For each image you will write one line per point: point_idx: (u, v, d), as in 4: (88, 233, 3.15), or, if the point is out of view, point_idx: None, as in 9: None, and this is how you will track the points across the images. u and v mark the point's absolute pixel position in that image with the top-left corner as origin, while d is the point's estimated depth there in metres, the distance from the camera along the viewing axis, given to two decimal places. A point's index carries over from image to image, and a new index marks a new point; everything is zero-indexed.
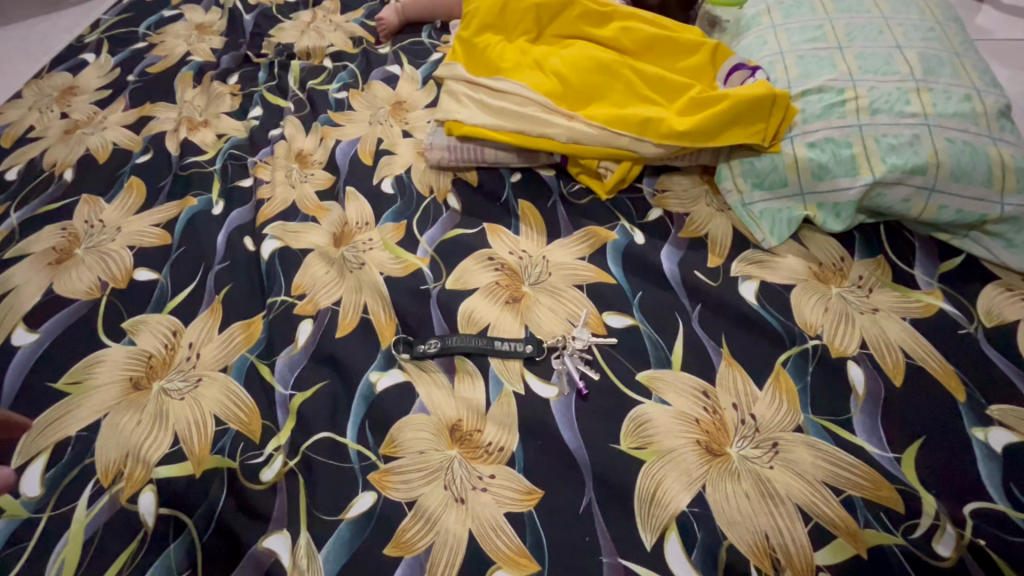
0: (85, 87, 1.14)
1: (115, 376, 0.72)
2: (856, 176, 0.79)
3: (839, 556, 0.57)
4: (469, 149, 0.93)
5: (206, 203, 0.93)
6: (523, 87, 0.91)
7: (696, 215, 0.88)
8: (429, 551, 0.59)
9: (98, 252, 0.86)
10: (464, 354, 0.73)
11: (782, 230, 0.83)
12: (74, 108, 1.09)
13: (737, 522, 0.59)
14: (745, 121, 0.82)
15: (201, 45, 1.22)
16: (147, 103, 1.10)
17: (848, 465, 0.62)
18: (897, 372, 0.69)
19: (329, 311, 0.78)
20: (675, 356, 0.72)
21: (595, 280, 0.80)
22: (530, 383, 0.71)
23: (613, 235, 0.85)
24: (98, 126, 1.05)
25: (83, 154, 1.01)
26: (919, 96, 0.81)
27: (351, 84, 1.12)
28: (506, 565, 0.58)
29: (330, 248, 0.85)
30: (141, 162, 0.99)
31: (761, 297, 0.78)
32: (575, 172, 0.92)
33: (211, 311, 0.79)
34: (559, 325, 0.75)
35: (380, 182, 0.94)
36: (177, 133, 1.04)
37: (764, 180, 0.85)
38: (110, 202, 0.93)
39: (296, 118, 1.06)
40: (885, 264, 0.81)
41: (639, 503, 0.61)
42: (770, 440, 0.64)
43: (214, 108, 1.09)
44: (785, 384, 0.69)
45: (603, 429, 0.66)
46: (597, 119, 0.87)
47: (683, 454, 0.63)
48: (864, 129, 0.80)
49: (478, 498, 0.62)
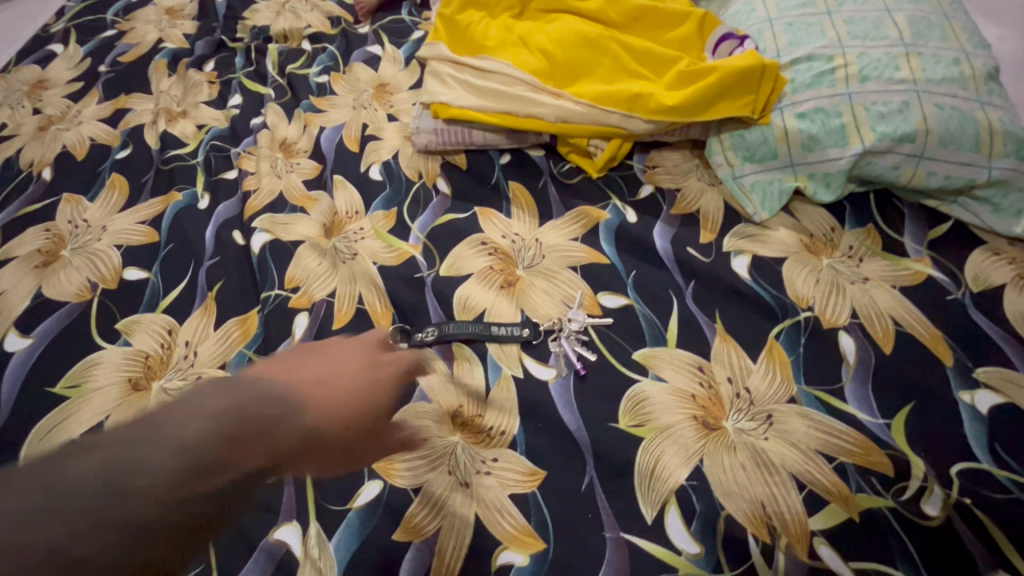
0: (55, 80, 1.10)
1: (114, 378, 0.72)
2: (846, 146, 0.79)
3: (832, 520, 0.59)
4: (457, 132, 0.91)
5: (192, 197, 0.91)
6: (509, 66, 0.89)
7: (688, 191, 0.88)
8: (437, 535, 0.60)
9: (85, 253, 0.84)
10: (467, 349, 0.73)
11: (773, 202, 0.83)
12: (46, 103, 1.06)
13: (734, 492, 0.61)
14: (733, 93, 0.82)
15: (174, 30, 1.18)
16: (123, 94, 1.07)
17: (839, 432, 0.64)
18: (887, 340, 0.71)
19: (325, 303, 0.78)
20: (670, 333, 0.73)
21: (589, 261, 0.80)
22: (529, 366, 0.72)
23: (605, 214, 0.85)
24: (74, 121, 1.02)
25: (61, 151, 0.98)
26: (909, 61, 0.80)
27: (332, 67, 1.09)
28: (512, 544, 0.59)
29: (320, 239, 0.85)
30: (121, 157, 0.97)
31: (752, 271, 0.78)
32: (564, 151, 0.91)
33: (206, 308, 0.79)
34: (555, 307, 0.76)
35: (368, 169, 0.93)
36: (156, 125, 1.01)
37: (754, 152, 0.85)
38: (93, 201, 0.91)
39: (278, 105, 1.04)
40: (875, 233, 0.82)
41: (638, 478, 0.63)
42: (764, 412, 0.66)
43: (192, 98, 1.06)
44: (778, 357, 0.70)
45: (601, 409, 0.68)
46: (585, 96, 0.86)
47: (680, 430, 0.65)
48: (854, 97, 0.80)
49: (482, 481, 0.63)
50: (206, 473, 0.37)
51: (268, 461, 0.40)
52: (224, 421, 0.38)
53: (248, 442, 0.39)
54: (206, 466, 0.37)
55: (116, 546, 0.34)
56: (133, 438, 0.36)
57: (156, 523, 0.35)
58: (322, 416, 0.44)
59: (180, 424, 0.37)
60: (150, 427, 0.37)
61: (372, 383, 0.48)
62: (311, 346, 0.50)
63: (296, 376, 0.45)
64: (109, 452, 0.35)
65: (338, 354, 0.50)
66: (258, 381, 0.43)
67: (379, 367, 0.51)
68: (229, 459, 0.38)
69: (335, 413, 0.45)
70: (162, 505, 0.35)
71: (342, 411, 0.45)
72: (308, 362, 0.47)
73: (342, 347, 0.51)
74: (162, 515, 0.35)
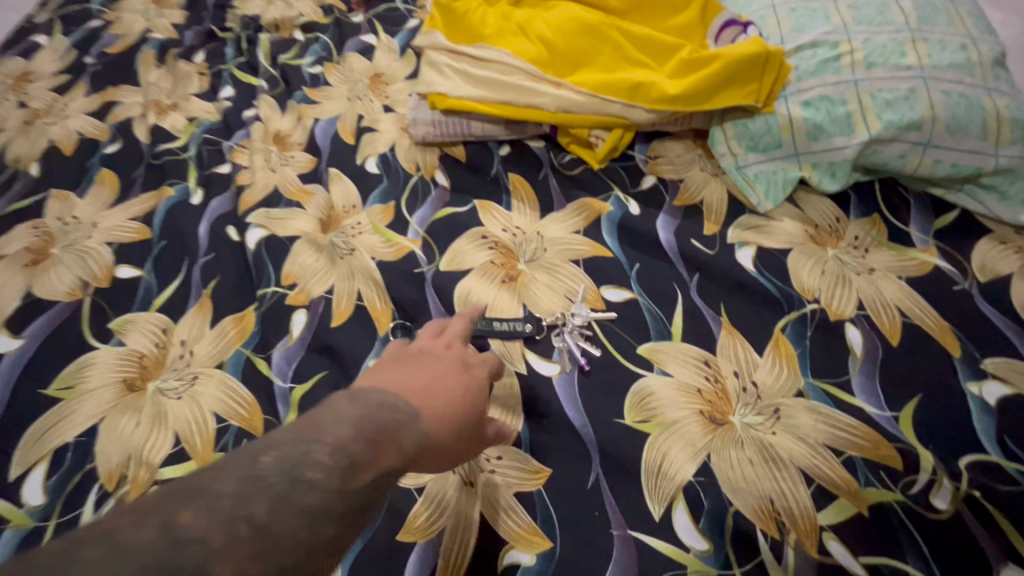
0: (40, 72, 1.07)
1: (108, 379, 0.71)
2: (852, 135, 0.78)
3: (841, 515, 0.58)
4: (455, 123, 0.89)
5: (185, 192, 0.89)
6: (507, 54, 0.87)
7: (691, 181, 0.86)
8: (442, 535, 0.59)
9: (75, 251, 0.82)
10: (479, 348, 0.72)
11: (777, 192, 0.82)
12: (31, 96, 1.02)
13: (742, 488, 0.60)
14: (737, 81, 0.80)
15: (161, 20, 1.15)
16: (110, 86, 1.04)
17: (847, 426, 0.63)
18: (893, 331, 0.70)
19: (323, 300, 0.77)
20: (675, 327, 0.72)
21: (591, 255, 0.79)
22: (532, 362, 0.71)
23: (607, 206, 0.84)
24: (60, 114, 1.00)
25: (48, 146, 0.95)
26: (915, 47, 0.79)
27: (326, 58, 1.07)
28: (518, 543, 0.59)
29: (317, 234, 0.83)
30: (110, 152, 0.94)
31: (758, 262, 0.77)
32: (565, 141, 0.89)
33: (201, 306, 0.77)
34: (557, 302, 0.75)
35: (364, 162, 0.91)
36: (145, 118, 0.99)
37: (758, 142, 0.83)
38: (82, 197, 0.89)
39: (270, 97, 1.01)
40: (881, 222, 0.81)
41: (645, 475, 0.62)
42: (771, 406, 0.65)
43: (182, 90, 1.03)
44: (784, 350, 0.69)
45: (606, 404, 0.67)
46: (585, 85, 0.84)
47: (686, 425, 0.64)
48: (860, 85, 0.78)
49: (487, 480, 0.62)
50: (360, 472, 0.36)
51: (403, 463, 0.39)
52: (362, 428, 0.38)
53: (384, 445, 0.38)
54: (359, 465, 0.36)
55: (297, 556, 0.31)
56: (287, 449, 0.34)
57: (325, 530, 0.33)
58: (433, 424, 0.45)
59: (325, 433, 0.36)
60: (299, 437, 0.35)
61: (467, 389, 0.51)
62: (404, 360, 0.53)
63: (403, 385, 0.47)
64: (281, 451, 0.34)
65: (434, 364, 0.53)
66: (377, 390, 0.44)
67: (470, 372, 0.54)
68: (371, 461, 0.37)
69: (445, 418, 0.47)
70: (329, 510, 0.33)
71: (452, 418, 0.47)
72: (409, 373, 0.50)
73: (433, 358, 0.55)
74: (329, 521, 0.33)
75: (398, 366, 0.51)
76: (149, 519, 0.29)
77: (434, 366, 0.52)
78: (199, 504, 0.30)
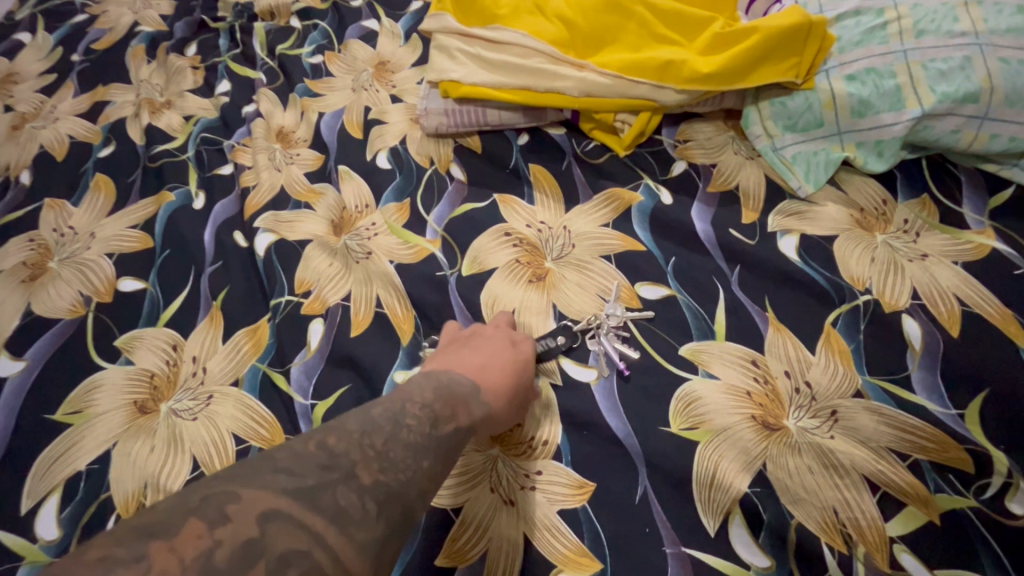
0: (25, 72, 1.01)
1: (119, 401, 0.67)
2: (901, 110, 0.73)
3: (911, 524, 0.54)
4: (470, 112, 0.84)
5: (186, 197, 0.84)
6: (525, 36, 0.81)
7: (725, 165, 0.81)
8: (484, 559, 0.56)
9: (75, 264, 0.77)
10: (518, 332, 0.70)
11: (819, 174, 0.77)
12: (17, 99, 0.97)
13: (804, 498, 0.56)
14: (778, 55, 0.75)
15: (149, 11, 1.08)
16: (101, 85, 0.98)
17: (912, 427, 0.59)
18: (953, 322, 0.66)
19: (339, 308, 0.72)
20: (718, 325, 0.67)
21: (623, 249, 0.74)
22: (568, 370, 0.66)
23: (637, 196, 0.78)
24: (49, 117, 0.94)
25: (38, 151, 0.90)
26: (969, 11, 0.72)
27: (326, 46, 1.00)
28: (567, 567, 0.55)
29: (329, 237, 0.78)
30: (104, 155, 0.89)
31: (802, 252, 0.72)
32: (588, 128, 0.84)
33: (211, 320, 0.73)
34: (590, 302, 0.70)
35: (374, 157, 0.85)
36: (138, 118, 0.93)
37: (797, 121, 0.78)
38: (78, 205, 0.84)
39: (271, 90, 0.95)
40: (931, 203, 0.75)
41: (697, 487, 0.58)
42: (828, 408, 0.61)
43: (176, 86, 0.97)
44: (837, 346, 0.65)
45: (650, 411, 0.63)
46: (610, 66, 0.78)
47: (738, 431, 0.60)
48: (909, 55, 0.73)
49: (529, 498, 0.58)
50: (443, 423, 0.45)
51: (474, 422, 0.48)
52: (439, 392, 0.47)
53: (457, 406, 0.47)
54: (441, 419, 0.45)
55: (409, 474, 0.39)
56: (389, 405, 0.43)
57: (424, 460, 0.41)
58: (492, 396, 0.53)
59: (411, 399, 0.45)
60: (394, 401, 0.44)
61: (520, 364, 0.58)
62: (460, 343, 0.60)
63: (463, 366, 0.55)
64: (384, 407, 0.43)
65: (487, 341, 0.60)
66: (446, 370, 0.53)
67: (521, 346, 0.61)
68: (450, 414, 0.46)
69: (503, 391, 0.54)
70: (424, 445, 0.42)
71: (507, 389, 0.55)
72: (465, 354, 0.58)
73: (486, 338, 0.60)
74: (425, 453, 0.41)
75: (453, 348, 0.59)
76: (313, 439, 0.39)
77: (485, 346, 0.59)
78: (341, 433, 0.39)
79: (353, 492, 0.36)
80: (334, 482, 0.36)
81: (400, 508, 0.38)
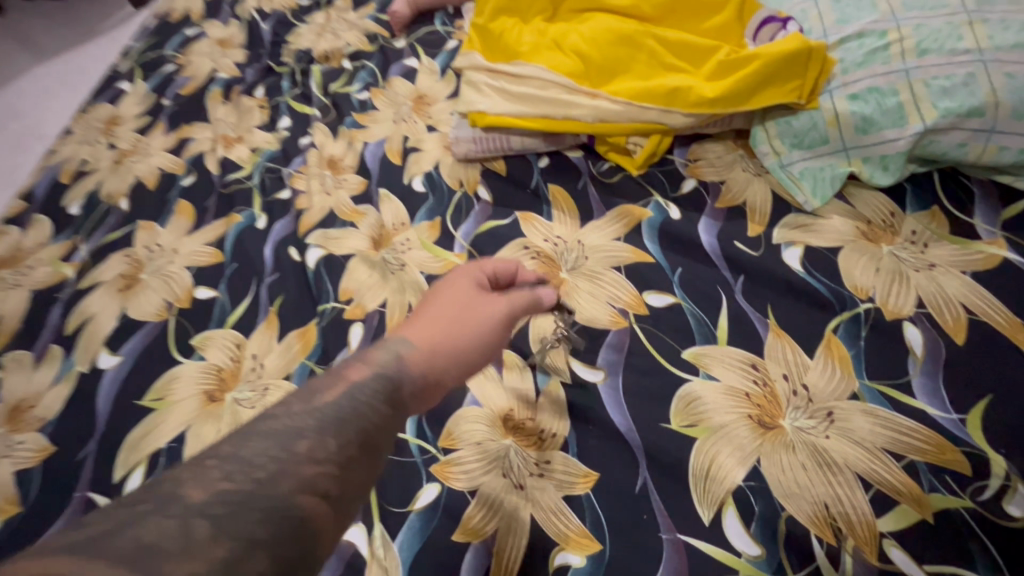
0: (126, 116, 1.19)
1: (192, 391, 0.78)
2: (904, 126, 0.76)
3: (904, 521, 0.57)
4: (495, 139, 0.93)
5: (250, 218, 0.97)
6: (545, 70, 0.89)
7: (732, 183, 0.85)
8: (495, 537, 0.62)
9: (161, 275, 0.91)
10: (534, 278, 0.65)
11: (825, 189, 0.80)
12: (120, 138, 1.15)
13: (796, 493, 0.59)
14: (780, 79, 0.79)
15: (226, 60, 1.25)
16: (185, 124, 1.14)
17: (909, 430, 0.61)
18: (958, 330, 0.67)
19: (377, 314, 0.82)
20: (720, 331, 0.72)
21: (633, 261, 0.80)
22: (577, 370, 0.72)
23: (647, 212, 0.84)
24: (144, 153, 1.11)
25: (135, 182, 1.06)
26: (973, 29, 0.75)
27: (372, 83, 1.13)
28: (569, 546, 0.60)
29: (370, 252, 0.88)
30: (187, 184, 1.04)
31: (806, 262, 0.76)
32: (603, 150, 0.91)
33: (269, 322, 0.84)
34: (600, 309, 0.76)
35: (410, 181, 0.96)
36: (215, 152, 1.08)
37: (803, 139, 0.82)
38: (165, 226, 0.98)
39: (324, 124, 1.08)
40: (941, 215, 0.77)
41: (694, 479, 0.62)
42: (824, 409, 0.64)
43: (246, 123, 1.12)
44: (837, 351, 0.68)
45: (652, 410, 0.67)
46: (621, 95, 0.86)
47: (735, 429, 0.64)
48: (912, 73, 0.76)
49: (537, 483, 0.64)
50: (319, 394, 0.39)
51: (367, 378, 0.42)
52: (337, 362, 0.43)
53: (346, 370, 0.42)
54: (319, 391, 0.39)
55: (274, 468, 0.32)
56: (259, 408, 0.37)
57: (299, 443, 0.34)
58: (412, 338, 0.48)
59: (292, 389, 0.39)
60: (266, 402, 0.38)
61: (445, 299, 0.54)
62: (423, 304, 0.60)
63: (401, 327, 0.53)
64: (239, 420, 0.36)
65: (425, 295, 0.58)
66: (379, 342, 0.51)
67: (452, 281, 0.57)
68: (332, 382, 0.40)
69: (425, 332, 0.50)
70: (298, 426, 0.35)
71: (432, 323, 0.51)
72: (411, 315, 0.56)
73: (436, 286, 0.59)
74: (299, 434, 0.35)
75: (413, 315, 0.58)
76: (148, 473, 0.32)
77: (429, 296, 0.56)
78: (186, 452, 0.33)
79: (170, 520, 0.28)
80: (144, 513, 0.28)
81: (263, 510, 0.30)
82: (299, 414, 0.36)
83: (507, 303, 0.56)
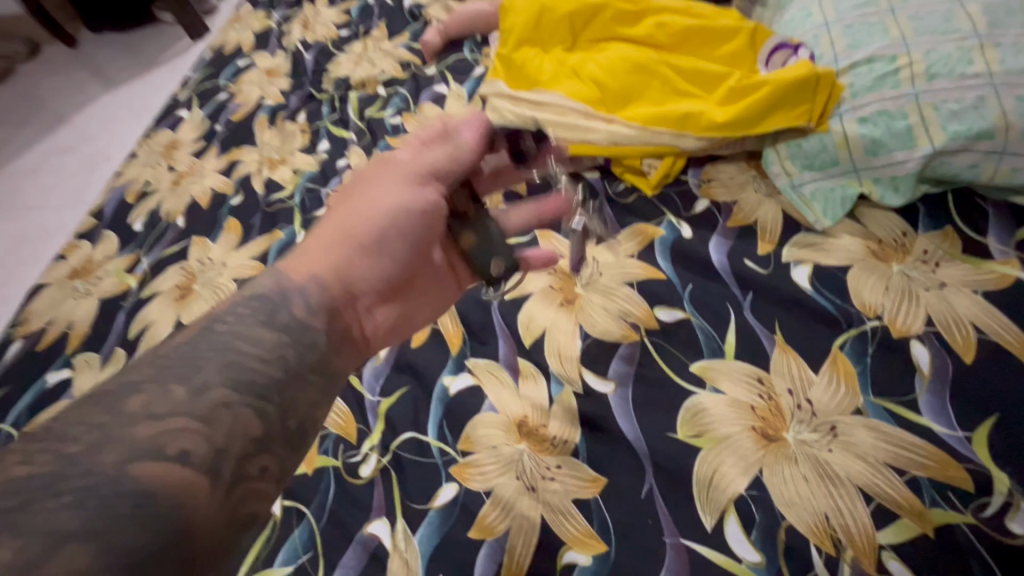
0: (184, 140, 1.31)
1: None
2: (913, 148, 0.77)
3: (903, 535, 0.58)
4: None
5: (291, 234, 1.06)
6: (564, 98, 0.94)
7: (744, 203, 0.88)
8: (507, 534, 0.66)
9: (211, 286, 1.00)
10: (455, 130, 0.67)
11: (836, 209, 0.82)
12: (178, 161, 1.26)
13: (796, 503, 0.61)
14: (789, 104, 0.83)
15: (272, 88, 1.36)
16: (235, 148, 1.25)
17: (912, 446, 0.63)
18: (968, 348, 0.68)
19: None
20: (728, 345, 0.75)
21: (645, 277, 0.83)
22: (589, 381, 0.76)
23: (660, 230, 0.88)
24: (199, 175, 1.22)
25: (190, 201, 1.17)
26: (984, 53, 0.76)
27: (404, 108, 1.21)
28: (576, 545, 0.64)
29: None
30: (236, 203, 1.14)
31: (815, 281, 0.78)
32: (619, 171, 0.95)
33: None
34: (612, 323, 0.79)
35: None
36: (261, 173, 1.18)
37: (814, 161, 0.84)
38: (215, 242, 1.08)
39: (359, 147, 1.17)
40: (954, 234, 0.78)
41: (698, 487, 0.65)
42: (828, 423, 0.66)
43: (289, 146, 1.22)
44: (843, 367, 0.70)
45: (659, 420, 0.71)
46: (635, 120, 0.90)
47: (739, 440, 0.66)
48: (921, 97, 0.78)
49: (548, 486, 0.68)
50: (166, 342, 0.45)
51: (253, 292, 0.50)
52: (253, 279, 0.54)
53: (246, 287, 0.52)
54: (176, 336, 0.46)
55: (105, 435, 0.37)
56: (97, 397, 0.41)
57: (130, 402, 0.39)
58: (305, 255, 0.57)
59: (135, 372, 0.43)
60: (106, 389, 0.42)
61: (346, 204, 0.62)
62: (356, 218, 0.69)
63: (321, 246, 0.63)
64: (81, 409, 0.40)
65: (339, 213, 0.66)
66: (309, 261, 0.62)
67: (353, 193, 0.64)
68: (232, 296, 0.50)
69: (332, 223, 0.60)
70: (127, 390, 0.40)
71: (323, 239, 0.59)
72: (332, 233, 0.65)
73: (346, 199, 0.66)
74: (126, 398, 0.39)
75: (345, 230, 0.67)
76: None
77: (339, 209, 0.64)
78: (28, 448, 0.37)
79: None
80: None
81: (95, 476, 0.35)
82: (141, 372, 0.42)
83: (403, 182, 0.62)
